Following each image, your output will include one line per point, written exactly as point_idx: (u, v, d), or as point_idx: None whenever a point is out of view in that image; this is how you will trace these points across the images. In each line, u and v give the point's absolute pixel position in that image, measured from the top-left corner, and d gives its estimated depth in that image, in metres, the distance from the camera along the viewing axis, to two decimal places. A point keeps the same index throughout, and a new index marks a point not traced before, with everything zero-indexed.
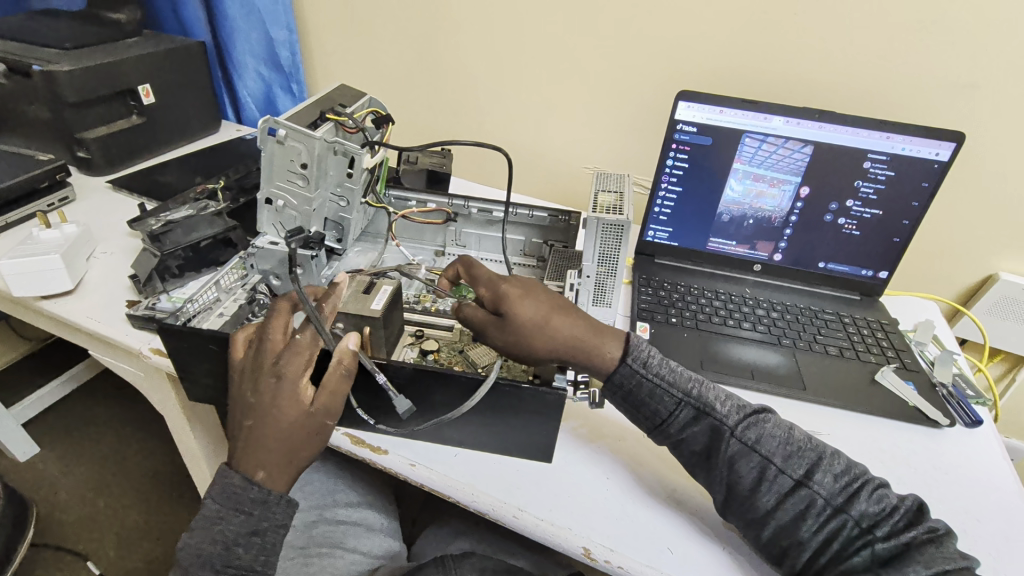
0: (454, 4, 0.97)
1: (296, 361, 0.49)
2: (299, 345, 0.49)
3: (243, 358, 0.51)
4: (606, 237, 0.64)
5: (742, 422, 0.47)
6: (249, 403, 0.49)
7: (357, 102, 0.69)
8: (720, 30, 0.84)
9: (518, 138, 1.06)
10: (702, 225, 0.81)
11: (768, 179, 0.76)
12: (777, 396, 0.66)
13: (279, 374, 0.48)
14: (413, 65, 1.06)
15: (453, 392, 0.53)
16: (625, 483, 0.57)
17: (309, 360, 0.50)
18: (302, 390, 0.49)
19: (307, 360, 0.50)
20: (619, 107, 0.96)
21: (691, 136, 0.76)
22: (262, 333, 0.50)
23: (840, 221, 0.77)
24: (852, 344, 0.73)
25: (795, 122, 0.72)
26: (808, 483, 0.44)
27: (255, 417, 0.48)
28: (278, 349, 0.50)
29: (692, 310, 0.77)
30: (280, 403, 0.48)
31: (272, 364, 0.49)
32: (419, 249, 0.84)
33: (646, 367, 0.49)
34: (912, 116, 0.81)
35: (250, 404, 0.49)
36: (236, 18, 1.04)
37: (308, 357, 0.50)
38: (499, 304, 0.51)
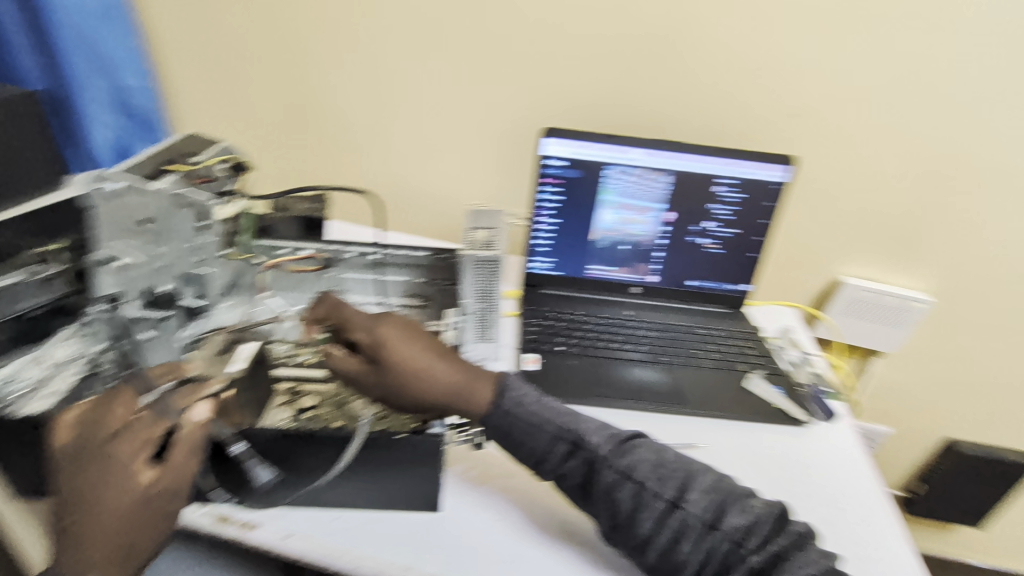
0: (322, 49, 0.95)
1: (133, 440, 0.44)
2: (140, 424, 0.45)
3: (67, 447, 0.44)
4: (484, 272, 0.71)
5: (615, 451, 0.48)
6: (71, 496, 0.42)
7: (207, 151, 0.66)
8: (580, 70, 0.89)
9: (400, 180, 1.05)
10: (582, 254, 0.84)
11: (636, 207, 0.81)
12: (661, 413, 0.69)
13: (109, 455, 0.43)
14: (284, 111, 1.03)
15: (325, 450, 0.50)
16: (518, 522, 0.55)
17: (148, 439, 0.45)
18: (139, 472, 0.44)
19: (146, 438, 0.45)
20: (496, 145, 0.98)
21: (561, 170, 0.79)
22: (91, 410, 0.45)
23: (703, 241, 0.83)
24: (725, 356, 0.78)
25: (651, 154, 0.78)
26: (681, 503, 0.45)
27: (78, 511, 0.42)
28: (111, 427, 0.44)
29: (577, 338, 0.78)
30: (112, 489, 0.42)
31: (102, 445, 0.43)
32: (294, 300, 0.75)
33: (519, 407, 0.50)
34: (754, 143, 0.90)
35: (71, 497, 0.42)
36: (76, 62, 0.88)
37: (150, 435, 0.45)
38: (374, 352, 0.51)
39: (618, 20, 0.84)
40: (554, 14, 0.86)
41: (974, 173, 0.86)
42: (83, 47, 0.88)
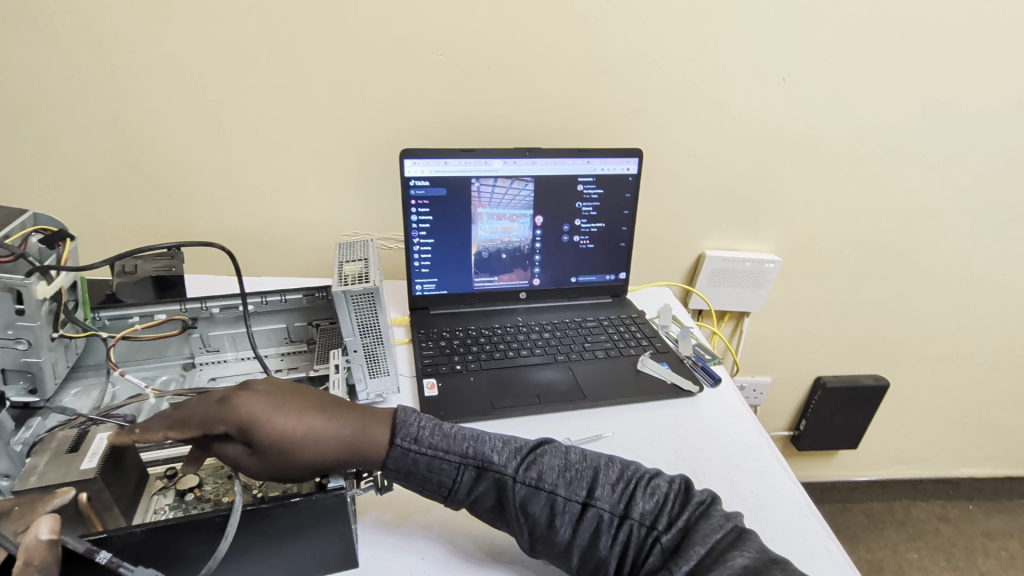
0: (142, 92, 0.86)
1: None
2: None
3: None
4: (360, 306, 0.61)
5: (522, 465, 0.48)
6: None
7: (12, 223, 0.56)
8: (430, 88, 0.89)
9: (262, 221, 0.99)
10: (463, 269, 0.84)
11: (507, 215, 0.82)
12: (564, 412, 0.70)
13: None
14: (109, 165, 0.92)
15: (206, 537, 0.44)
16: (443, 556, 0.54)
17: None
18: None
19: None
20: (361, 172, 0.96)
21: (426, 189, 0.78)
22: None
23: (575, 239, 0.86)
24: (615, 343, 0.81)
25: (511, 162, 0.79)
26: (593, 502, 0.46)
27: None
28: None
29: (473, 354, 0.78)
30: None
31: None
32: (163, 367, 0.71)
33: (418, 442, 0.48)
34: (606, 140, 0.96)
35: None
36: None
37: None
38: (246, 433, 0.45)
39: (458, 36, 0.86)
40: (392, 35, 0.85)
41: (791, 143, 0.97)
42: None
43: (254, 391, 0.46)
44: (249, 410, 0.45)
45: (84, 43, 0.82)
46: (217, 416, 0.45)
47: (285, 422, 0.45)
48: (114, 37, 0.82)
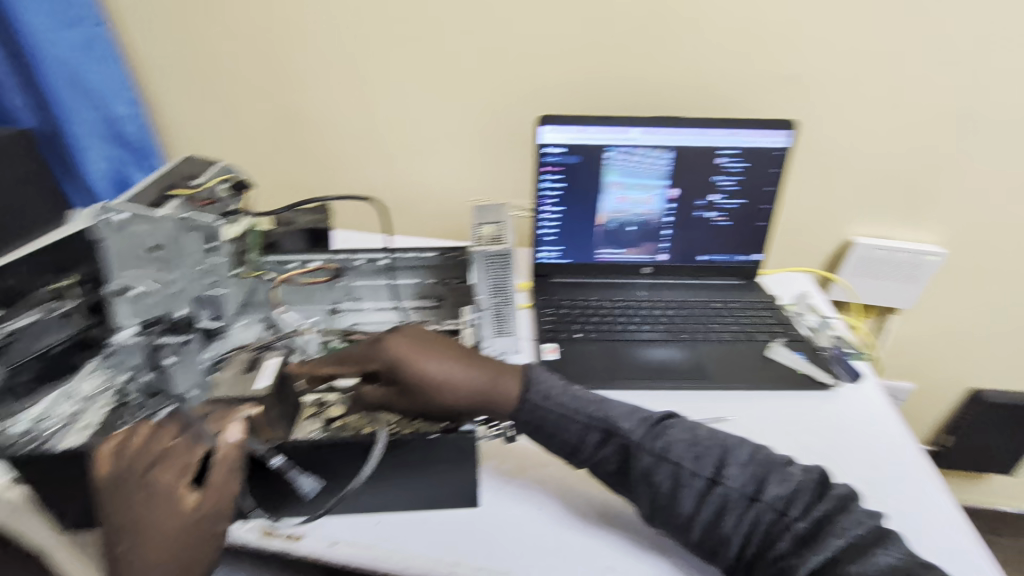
0: (308, 59, 0.96)
1: (171, 468, 0.45)
2: (176, 452, 0.45)
3: (108, 478, 0.45)
4: (493, 267, 0.64)
5: (649, 433, 0.48)
6: (119, 527, 0.43)
7: (208, 172, 0.66)
8: (568, 55, 0.89)
9: (398, 183, 1.06)
10: (589, 239, 0.84)
11: (639, 186, 0.80)
12: (685, 390, 0.68)
13: (150, 485, 0.44)
14: (275, 125, 1.03)
15: (354, 457, 0.50)
16: (557, 510, 0.56)
17: (185, 465, 0.45)
18: (182, 497, 0.44)
19: (185, 465, 0.45)
20: (494, 140, 0.98)
21: (561, 156, 0.78)
22: (128, 443, 0.46)
23: (709, 215, 0.82)
24: (743, 327, 0.78)
25: (651, 131, 0.77)
26: (720, 479, 0.46)
27: (129, 540, 0.43)
28: (150, 458, 0.45)
29: (593, 324, 0.78)
30: (156, 517, 0.43)
31: (143, 477, 0.44)
32: (311, 310, 0.79)
33: (549, 399, 0.50)
34: (750, 111, 0.89)
35: (121, 527, 0.43)
36: (71, 102, 0.95)
37: (185, 462, 0.45)
38: (394, 370, 0.50)
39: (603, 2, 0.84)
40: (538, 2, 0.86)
41: (975, 120, 0.85)
42: (72, 83, 0.93)
43: (403, 334, 0.51)
44: (397, 349, 0.50)
45: (267, 16, 0.93)
46: (371, 355, 0.51)
47: (425, 366, 0.49)
48: (292, 10, 0.92)
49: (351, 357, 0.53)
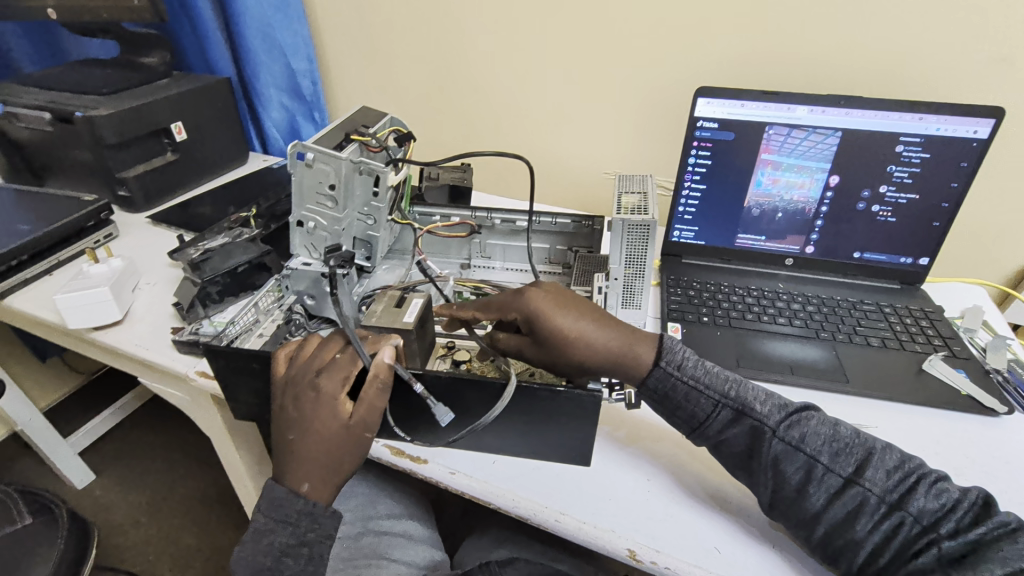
0: (469, 23, 1.02)
1: (334, 377, 0.51)
2: (339, 364, 0.52)
3: (284, 377, 0.53)
4: (633, 237, 0.64)
5: (784, 422, 0.48)
6: (290, 419, 0.51)
7: (379, 122, 0.72)
8: (731, 26, 0.86)
9: (539, 149, 1.10)
10: (730, 221, 0.80)
11: (797, 169, 0.75)
12: (818, 389, 0.65)
13: (318, 389, 0.50)
14: (433, 85, 1.12)
15: (485, 397, 0.54)
16: (667, 484, 0.56)
17: (346, 377, 0.51)
18: (341, 404, 0.51)
19: (344, 377, 0.51)
20: (638, 111, 0.99)
21: (713, 132, 0.75)
22: (302, 351, 0.54)
23: (873, 208, 0.75)
24: (896, 334, 0.71)
25: (820, 111, 0.71)
26: (860, 481, 0.45)
27: (296, 431, 0.50)
28: (317, 366, 0.52)
29: (724, 309, 0.75)
30: (318, 417, 0.50)
31: (311, 381, 0.51)
32: (445, 262, 0.83)
33: (681, 370, 0.51)
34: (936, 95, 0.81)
35: (291, 420, 0.51)
36: (258, 53, 1.09)
37: (346, 375, 0.51)
38: (532, 323, 0.52)
39: None
40: None
41: None
42: (263, 37, 1.07)
43: (543, 290, 0.53)
44: (538, 303, 0.52)
45: None
46: (512, 305, 0.54)
47: (564, 321, 0.51)
48: None
49: (492, 305, 0.56)
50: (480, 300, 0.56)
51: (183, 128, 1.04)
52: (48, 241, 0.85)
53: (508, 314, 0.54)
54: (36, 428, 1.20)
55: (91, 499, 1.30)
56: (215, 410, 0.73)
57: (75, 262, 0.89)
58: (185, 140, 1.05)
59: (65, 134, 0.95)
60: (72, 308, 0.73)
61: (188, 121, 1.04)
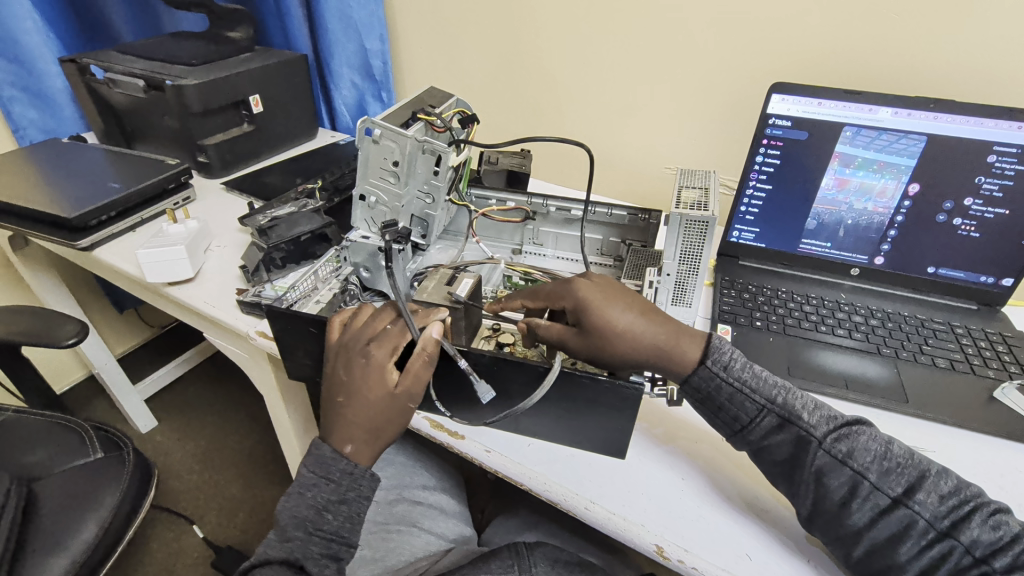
0: (538, 9, 1.01)
1: (383, 346, 0.53)
2: (389, 334, 0.53)
3: (338, 341, 0.55)
4: (689, 234, 0.62)
5: (832, 434, 0.47)
6: (339, 383, 0.53)
7: (445, 103, 0.73)
8: (814, 20, 0.82)
9: (600, 139, 1.09)
10: (794, 224, 0.77)
11: (877, 169, 0.71)
12: (874, 407, 0.62)
13: (368, 356, 0.53)
14: (498, 70, 1.13)
15: (526, 380, 0.54)
16: (701, 486, 0.55)
17: (395, 347, 0.53)
18: (388, 373, 0.53)
19: (393, 347, 0.53)
20: (705, 106, 0.96)
21: (784, 131, 0.72)
22: (356, 319, 0.56)
23: (955, 221, 0.70)
24: (966, 356, 0.67)
25: (905, 114, 0.67)
26: (907, 502, 0.44)
27: (344, 395, 0.53)
28: (369, 334, 0.54)
29: (779, 314, 0.73)
30: (365, 383, 0.52)
31: (361, 349, 0.53)
32: (497, 246, 0.84)
33: (727, 371, 0.50)
34: None
35: (341, 383, 0.53)
36: (335, 32, 1.12)
37: (395, 345, 0.53)
38: (580, 313, 0.52)
39: None
40: None
41: None
42: (341, 16, 1.11)
43: (591, 280, 0.54)
44: (587, 294, 0.52)
45: None
46: (561, 293, 0.54)
47: (612, 312, 0.51)
48: None
49: (541, 295, 0.57)
50: (530, 287, 0.57)
51: (260, 101, 1.09)
52: (133, 200, 0.91)
53: (556, 302, 0.55)
54: (111, 372, 1.29)
55: (153, 443, 1.40)
56: (270, 369, 0.77)
57: (156, 221, 0.96)
58: (261, 112, 1.10)
59: (156, 101, 1.01)
60: (152, 262, 0.79)
61: (265, 95, 1.09)
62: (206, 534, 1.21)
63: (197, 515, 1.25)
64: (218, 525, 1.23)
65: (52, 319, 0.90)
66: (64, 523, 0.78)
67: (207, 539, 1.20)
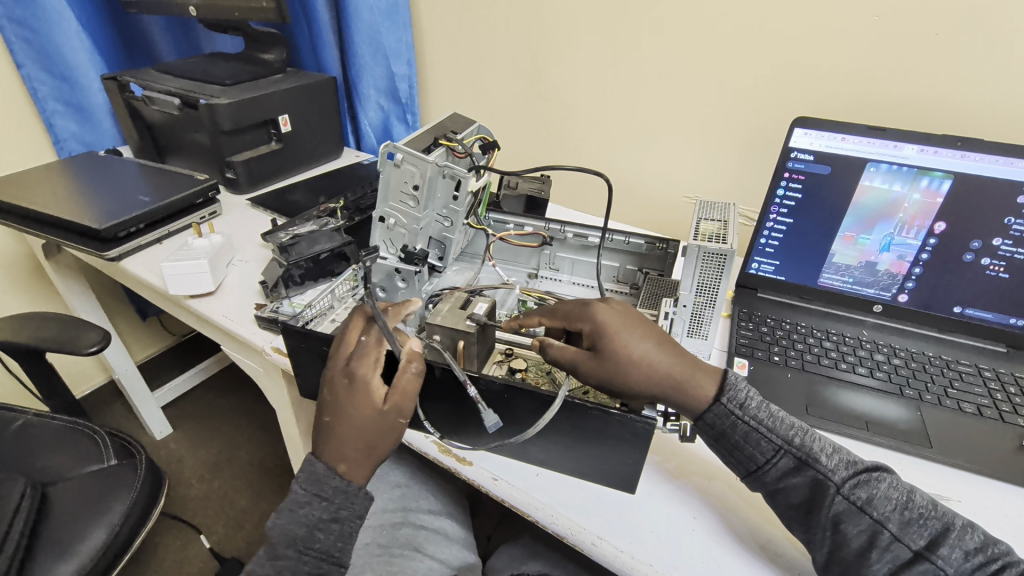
0: (564, 39, 1.03)
1: (364, 361, 0.54)
2: (367, 348, 0.54)
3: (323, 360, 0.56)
4: (707, 266, 0.62)
5: (851, 480, 0.46)
6: (326, 402, 0.54)
7: (467, 129, 0.74)
8: (839, 56, 0.82)
9: (620, 166, 1.10)
10: (815, 259, 0.76)
11: (917, 161, 0.67)
12: (896, 451, 0.60)
13: (350, 372, 0.53)
14: (520, 98, 1.15)
15: (536, 409, 0.54)
16: (713, 525, 0.54)
17: (376, 359, 0.54)
18: (373, 388, 0.53)
19: (373, 360, 0.54)
20: (727, 136, 0.96)
21: (807, 164, 0.72)
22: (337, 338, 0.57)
23: (983, 261, 0.68)
24: (994, 401, 0.64)
25: (931, 151, 0.66)
26: (930, 556, 0.43)
27: (331, 414, 0.53)
28: (348, 351, 0.55)
29: (797, 350, 0.71)
30: (353, 401, 0.52)
31: (344, 368, 0.54)
32: (513, 270, 0.83)
33: (743, 410, 0.49)
34: None
35: (326, 403, 0.54)
36: (364, 55, 1.15)
37: (375, 357, 0.54)
38: (597, 337, 0.51)
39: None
40: None
41: None
42: (370, 41, 1.14)
43: (610, 305, 0.53)
44: (607, 318, 0.52)
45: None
46: (580, 315, 0.53)
47: (623, 338, 0.51)
48: None
49: (558, 313, 0.56)
50: (547, 307, 0.57)
51: (289, 121, 1.12)
52: (161, 213, 0.94)
53: (574, 325, 0.54)
54: (130, 378, 1.31)
55: (165, 450, 1.41)
56: (284, 384, 0.78)
57: (181, 233, 0.98)
58: (289, 132, 1.13)
59: (189, 118, 1.04)
60: (175, 275, 0.81)
61: (293, 116, 1.12)
62: (212, 544, 1.21)
63: (204, 525, 1.25)
64: (225, 537, 1.23)
65: (76, 326, 0.92)
66: (73, 528, 0.78)
67: (213, 550, 1.20)
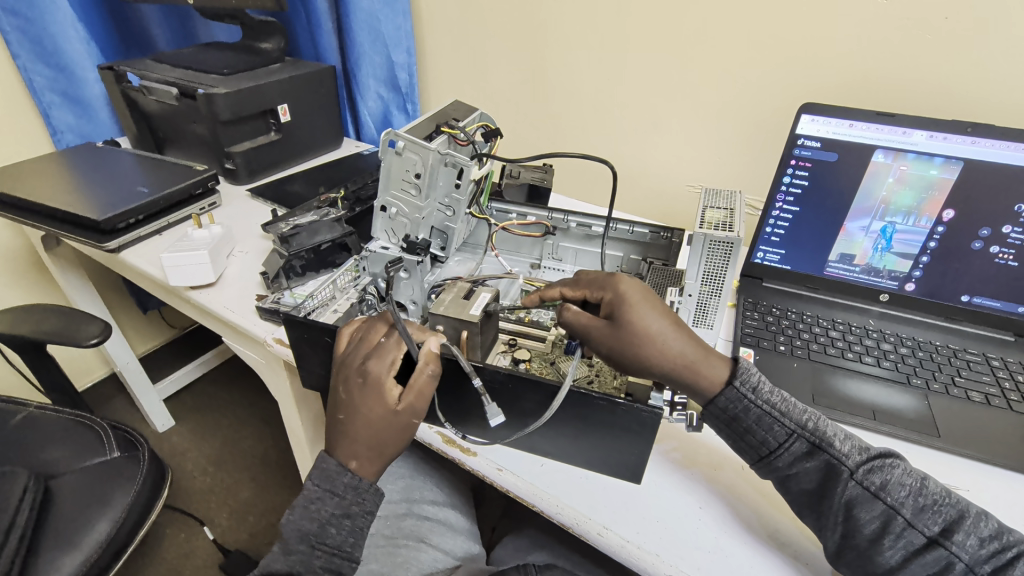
0: (565, 26, 1.02)
1: (381, 362, 0.52)
2: (385, 348, 0.53)
3: (341, 355, 0.55)
4: (713, 255, 0.61)
5: (864, 465, 0.45)
6: (341, 399, 0.53)
7: (469, 116, 0.73)
8: (846, 41, 0.81)
9: (623, 155, 1.09)
10: (821, 248, 0.75)
11: (917, 143, 0.66)
12: (905, 441, 0.60)
13: (366, 372, 0.52)
14: (521, 86, 1.14)
15: (542, 399, 0.53)
16: (721, 515, 0.53)
17: (393, 361, 0.52)
18: (388, 389, 0.52)
19: (390, 362, 0.52)
20: (731, 124, 0.95)
21: (813, 152, 0.71)
22: (357, 335, 0.55)
23: (992, 249, 0.68)
24: (1002, 389, 0.64)
25: (939, 137, 0.65)
26: (945, 543, 0.42)
27: (345, 412, 0.53)
28: (367, 350, 0.54)
29: (804, 339, 0.71)
30: (366, 401, 0.52)
31: (360, 366, 0.53)
32: (516, 260, 0.82)
33: (755, 394, 0.49)
34: None
35: (341, 400, 0.53)
36: (363, 44, 1.14)
37: (392, 359, 0.53)
38: (615, 306, 0.52)
39: None
40: None
41: None
42: (370, 30, 1.12)
43: (636, 281, 0.54)
44: (628, 288, 0.52)
45: None
46: (604, 284, 0.54)
47: (641, 314, 0.50)
48: None
49: (581, 282, 0.57)
50: (574, 276, 0.58)
51: (288, 110, 1.10)
52: (161, 204, 0.93)
53: (596, 293, 0.55)
54: (132, 371, 1.31)
55: (168, 443, 1.41)
56: (285, 375, 0.77)
57: (181, 225, 0.97)
58: (288, 122, 1.11)
59: (188, 109, 1.03)
60: (175, 267, 0.80)
61: (292, 105, 1.11)
62: (216, 536, 1.22)
63: (207, 517, 1.25)
64: (229, 529, 1.23)
65: (76, 319, 0.91)
66: (78, 521, 0.78)
67: (218, 541, 1.20)
